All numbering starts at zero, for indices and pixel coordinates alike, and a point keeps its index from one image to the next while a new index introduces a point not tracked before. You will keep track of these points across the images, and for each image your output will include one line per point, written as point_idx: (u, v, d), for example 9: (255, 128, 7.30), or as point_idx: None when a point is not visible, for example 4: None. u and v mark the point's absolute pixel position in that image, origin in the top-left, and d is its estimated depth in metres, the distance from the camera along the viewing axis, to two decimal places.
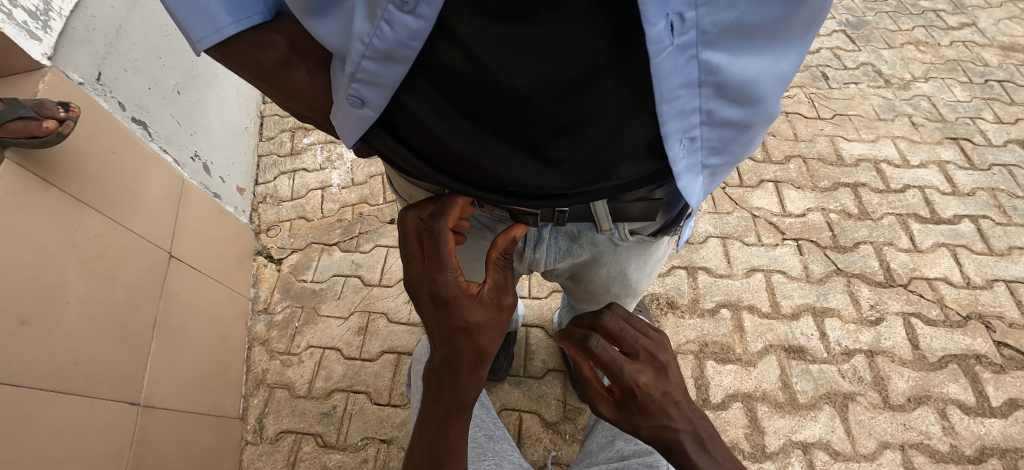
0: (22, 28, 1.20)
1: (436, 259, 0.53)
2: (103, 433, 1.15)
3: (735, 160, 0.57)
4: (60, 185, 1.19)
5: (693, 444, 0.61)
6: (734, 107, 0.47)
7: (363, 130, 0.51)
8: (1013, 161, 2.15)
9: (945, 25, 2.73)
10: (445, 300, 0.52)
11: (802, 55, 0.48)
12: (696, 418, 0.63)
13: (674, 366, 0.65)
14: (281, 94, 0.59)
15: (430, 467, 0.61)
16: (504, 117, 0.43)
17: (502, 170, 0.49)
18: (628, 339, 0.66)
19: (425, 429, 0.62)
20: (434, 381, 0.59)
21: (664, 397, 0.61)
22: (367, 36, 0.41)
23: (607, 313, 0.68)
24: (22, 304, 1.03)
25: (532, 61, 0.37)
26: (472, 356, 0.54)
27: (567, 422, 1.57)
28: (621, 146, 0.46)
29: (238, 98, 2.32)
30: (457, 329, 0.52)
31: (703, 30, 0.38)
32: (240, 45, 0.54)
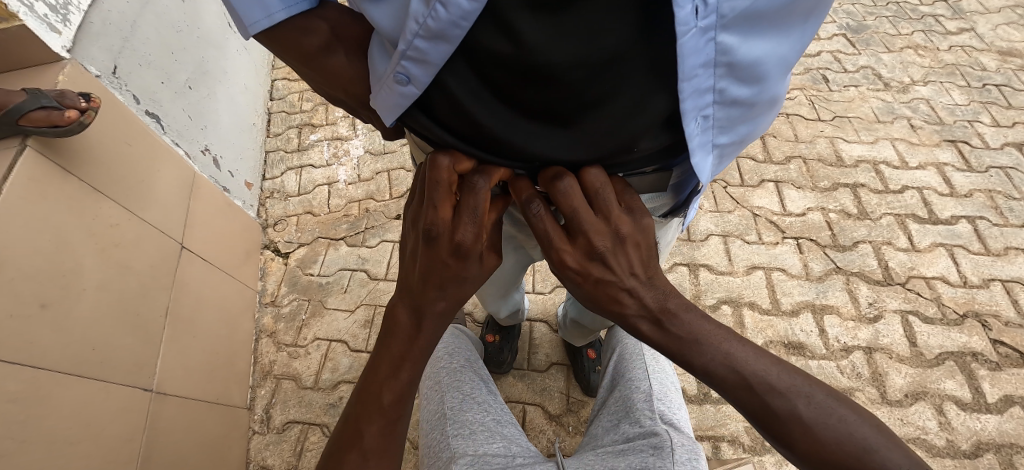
0: (43, 21, 1.23)
1: (474, 213, 0.52)
2: (117, 416, 1.17)
3: (742, 141, 0.61)
4: (78, 174, 1.22)
5: (646, 322, 0.53)
6: (744, 86, 0.51)
7: (403, 108, 0.55)
8: (1010, 164, 2.18)
9: (943, 30, 2.77)
10: (465, 253, 0.52)
11: (808, 40, 0.52)
12: (658, 297, 0.53)
13: (637, 247, 0.53)
14: (320, 77, 0.65)
15: (378, 399, 0.55)
16: (536, 95, 0.48)
17: (531, 143, 0.54)
18: (579, 219, 0.53)
19: (381, 360, 0.56)
20: (405, 318, 0.55)
21: (600, 284, 0.53)
22: (422, 15, 0.44)
23: (565, 179, 0.54)
24: (43, 288, 1.06)
25: (568, 43, 0.42)
26: (454, 303, 0.55)
27: (570, 414, 1.60)
28: (640, 123, 0.51)
29: (246, 95, 2.35)
30: (455, 277, 0.53)
31: (722, 14, 0.42)
32: (288, 30, 0.59)
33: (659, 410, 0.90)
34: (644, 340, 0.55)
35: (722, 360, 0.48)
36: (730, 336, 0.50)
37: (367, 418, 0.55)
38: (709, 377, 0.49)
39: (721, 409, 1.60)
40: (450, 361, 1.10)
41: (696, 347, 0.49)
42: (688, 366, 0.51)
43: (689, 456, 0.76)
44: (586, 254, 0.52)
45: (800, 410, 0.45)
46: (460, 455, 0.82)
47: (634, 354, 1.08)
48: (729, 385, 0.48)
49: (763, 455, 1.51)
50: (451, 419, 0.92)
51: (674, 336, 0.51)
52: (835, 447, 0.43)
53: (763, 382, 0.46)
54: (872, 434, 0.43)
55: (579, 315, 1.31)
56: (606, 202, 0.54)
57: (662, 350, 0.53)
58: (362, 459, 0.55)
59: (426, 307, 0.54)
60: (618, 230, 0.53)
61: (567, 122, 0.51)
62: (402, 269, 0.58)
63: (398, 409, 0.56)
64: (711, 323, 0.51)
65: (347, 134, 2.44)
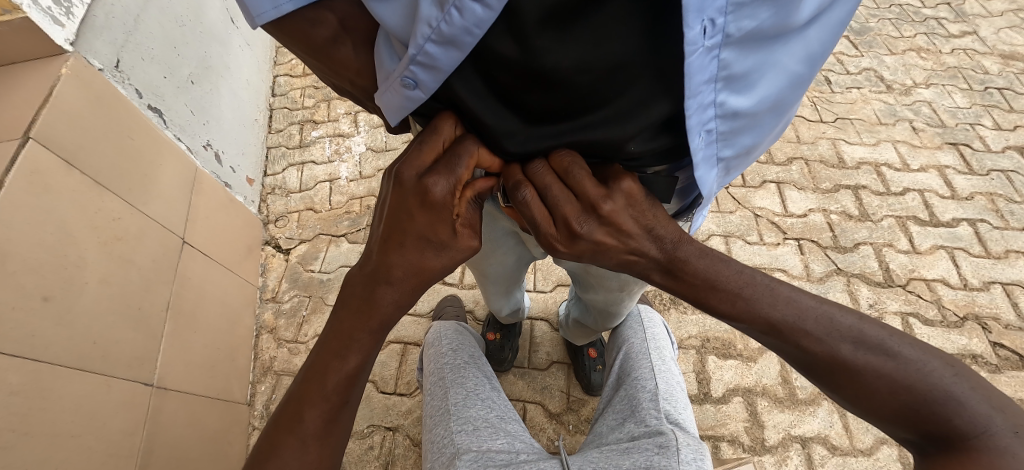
0: (47, 14, 1.22)
1: (451, 168, 0.53)
2: (118, 411, 1.17)
3: (747, 153, 0.61)
4: (81, 167, 1.22)
5: (658, 272, 0.56)
6: (747, 99, 0.51)
7: (409, 109, 0.56)
8: (1011, 167, 2.18)
9: (946, 33, 2.77)
10: (429, 203, 0.52)
11: (820, 59, 0.52)
12: (666, 252, 0.54)
13: (624, 215, 0.53)
14: (327, 67, 0.65)
15: (321, 376, 0.53)
16: (539, 98, 0.48)
17: (533, 145, 0.54)
18: (551, 199, 0.53)
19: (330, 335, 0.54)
20: (359, 292, 0.53)
21: (592, 253, 0.56)
22: (435, 20, 0.44)
23: (537, 165, 0.55)
24: (45, 281, 1.06)
25: (575, 49, 0.42)
26: (414, 282, 0.54)
27: (570, 413, 1.60)
28: (637, 129, 0.51)
29: (249, 91, 2.35)
30: (409, 234, 0.53)
31: (728, 33, 0.43)
32: (296, 20, 0.58)
33: (665, 410, 0.90)
34: (665, 287, 0.57)
35: (756, 312, 0.49)
36: (752, 274, 0.51)
37: (309, 403, 0.53)
38: (745, 325, 0.51)
39: (721, 408, 1.61)
40: (455, 357, 1.10)
41: (724, 298, 0.50)
42: (715, 313, 0.52)
43: (695, 456, 0.77)
44: (567, 235, 0.54)
45: (848, 358, 0.46)
46: (465, 451, 0.82)
47: (640, 352, 1.08)
48: (766, 333, 0.50)
49: (763, 455, 1.52)
50: (455, 415, 0.92)
51: (688, 284, 0.53)
52: (890, 394, 0.45)
53: (807, 334, 0.47)
54: (937, 376, 0.44)
55: (582, 314, 1.31)
56: (577, 178, 0.52)
57: (679, 295, 0.56)
58: (302, 443, 0.53)
59: (383, 278, 0.52)
60: (592, 204, 0.52)
61: (570, 125, 0.51)
62: (371, 228, 0.58)
63: (343, 395, 0.54)
64: (734, 267, 0.51)
65: (348, 131, 2.44)
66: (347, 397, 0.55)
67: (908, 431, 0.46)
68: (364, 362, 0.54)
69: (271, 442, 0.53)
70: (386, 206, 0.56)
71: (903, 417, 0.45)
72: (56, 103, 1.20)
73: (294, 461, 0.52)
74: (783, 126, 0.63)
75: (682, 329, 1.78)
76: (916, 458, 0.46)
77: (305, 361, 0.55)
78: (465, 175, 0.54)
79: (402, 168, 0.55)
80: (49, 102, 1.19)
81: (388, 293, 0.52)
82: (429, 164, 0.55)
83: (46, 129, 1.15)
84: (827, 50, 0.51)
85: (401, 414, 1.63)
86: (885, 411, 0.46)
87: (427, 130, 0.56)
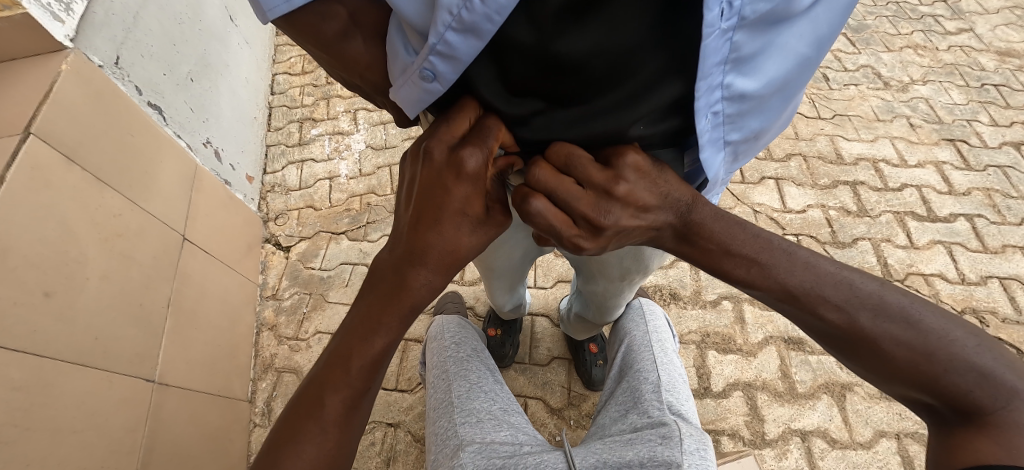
0: (46, 10, 1.21)
1: (485, 143, 0.53)
2: (120, 407, 1.17)
3: (754, 137, 0.61)
4: (81, 163, 1.21)
5: (674, 238, 0.56)
6: (757, 82, 0.52)
7: (428, 101, 0.57)
8: (1008, 163, 2.20)
9: (943, 30, 2.78)
10: (470, 176, 0.52)
11: (828, 42, 0.52)
12: (679, 216, 0.54)
13: (639, 193, 0.52)
14: (336, 61, 0.64)
15: (343, 358, 0.50)
16: (553, 82, 0.49)
17: (544, 126, 0.55)
18: (564, 198, 0.52)
19: (354, 317, 0.52)
20: (391, 275, 0.52)
21: (619, 237, 0.54)
22: (454, 7, 0.44)
23: (535, 171, 0.53)
24: (46, 276, 1.06)
25: (589, 34, 0.43)
26: (450, 262, 0.52)
27: (571, 408, 1.61)
28: (647, 112, 0.52)
29: (248, 89, 2.35)
30: (448, 210, 0.52)
31: (744, 16, 0.44)
32: (306, 15, 0.56)
33: (668, 401, 0.91)
34: (682, 254, 0.58)
35: (773, 279, 0.50)
36: (773, 240, 0.51)
37: (328, 386, 0.50)
38: (763, 291, 0.51)
39: (722, 402, 1.62)
40: (458, 350, 1.10)
41: (740, 264, 0.51)
42: (731, 279, 0.53)
43: (697, 447, 0.78)
44: (590, 226, 0.53)
45: (867, 328, 0.46)
46: (468, 442, 0.83)
47: (641, 345, 1.09)
48: (783, 300, 0.50)
49: (763, 448, 1.53)
50: (458, 407, 0.93)
51: (704, 249, 0.53)
52: (909, 364, 0.45)
53: (824, 302, 0.47)
54: (959, 345, 0.44)
55: (583, 308, 1.31)
56: (579, 170, 0.52)
57: (694, 262, 0.56)
58: (323, 431, 0.49)
59: (420, 257, 0.51)
60: (606, 190, 0.51)
61: (581, 109, 0.52)
62: (396, 215, 0.57)
63: (366, 380, 0.51)
64: (751, 232, 0.52)
65: (348, 129, 2.44)
66: (370, 382, 0.52)
67: (923, 398, 0.46)
68: (391, 344, 0.51)
69: (288, 427, 0.50)
70: (416, 185, 0.55)
71: (919, 385, 0.45)
72: (57, 99, 1.20)
73: (310, 452, 0.48)
74: (791, 110, 0.64)
75: (681, 324, 1.78)
76: (937, 421, 0.47)
77: (328, 344, 0.52)
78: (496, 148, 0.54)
79: (432, 144, 0.54)
80: (50, 98, 1.19)
81: (426, 274, 0.51)
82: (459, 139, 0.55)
83: (46, 125, 1.15)
84: (835, 33, 0.51)
85: (403, 410, 1.63)
86: (904, 381, 0.46)
87: (450, 111, 0.56)
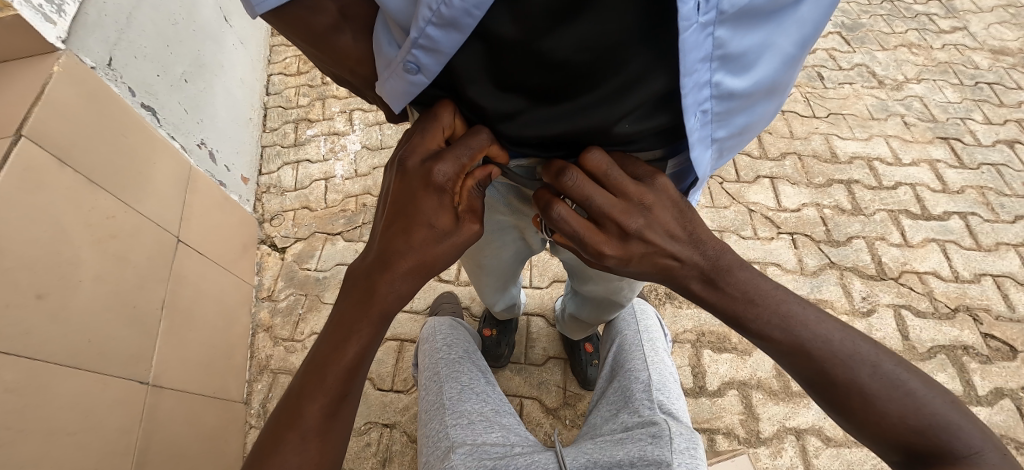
0: (37, 11, 1.21)
1: (458, 153, 0.55)
2: (114, 408, 1.17)
3: (741, 133, 0.62)
4: (74, 165, 1.21)
5: (698, 283, 0.54)
6: (740, 79, 0.52)
7: (413, 94, 0.57)
8: (1001, 161, 2.21)
9: (937, 29, 2.79)
10: (436, 186, 0.53)
11: (810, 40, 0.53)
12: (706, 260, 0.53)
13: (661, 213, 0.54)
14: (326, 56, 0.64)
15: (321, 366, 0.50)
16: (536, 76, 0.49)
17: (531, 122, 0.56)
18: (597, 205, 0.54)
19: (331, 324, 0.52)
20: (363, 281, 0.52)
21: (644, 257, 0.54)
22: (434, 3, 0.44)
23: (568, 177, 0.54)
24: (39, 278, 1.06)
25: (574, 31, 0.43)
26: (420, 269, 0.52)
27: (567, 408, 1.61)
28: (632, 107, 0.52)
29: (243, 89, 2.34)
30: (417, 220, 0.52)
31: (722, 10, 0.44)
32: (296, 9, 0.56)
33: (659, 400, 0.91)
34: (695, 299, 0.56)
35: (788, 331, 0.49)
36: (787, 295, 0.51)
37: (309, 394, 0.49)
38: (771, 340, 0.50)
39: (717, 401, 1.62)
40: (449, 352, 1.10)
41: (760, 315, 0.49)
42: (745, 329, 0.51)
43: (687, 445, 0.78)
44: (620, 237, 0.54)
45: (864, 384, 0.46)
46: (459, 444, 0.83)
47: (633, 344, 1.09)
48: (789, 352, 0.49)
49: (757, 447, 1.53)
50: (449, 409, 0.93)
51: (727, 295, 0.51)
52: (899, 420, 0.45)
53: (828, 356, 0.47)
54: (939, 406, 0.45)
55: (577, 308, 1.31)
56: (619, 183, 0.54)
57: (711, 309, 0.54)
58: (302, 439, 0.49)
59: (388, 264, 0.51)
60: (640, 204, 0.54)
61: (566, 104, 0.53)
62: (373, 225, 0.58)
63: (344, 386, 0.50)
64: (769, 284, 0.51)
65: (343, 130, 2.43)
66: (350, 389, 0.51)
67: (898, 453, 0.47)
68: (366, 350, 0.51)
69: (271, 438, 0.50)
70: (390, 196, 0.57)
71: (905, 442, 0.45)
72: (50, 100, 1.20)
73: (295, 460, 0.48)
74: (777, 108, 0.64)
75: (677, 323, 1.79)
76: None
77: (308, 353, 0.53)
78: (470, 163, 0.56)
79: (405, 157, 0.57)
80: (41, 99, 1.18)
81: (393, 279, 0.50)
82: (433, 151, 0.57)
83: (39, 126, 1.15)
84: (817, 30, 0.52)
85: (399, 411, 1.63)
86: (890, 441, 0.46)
87: (427, 118, 0.58)
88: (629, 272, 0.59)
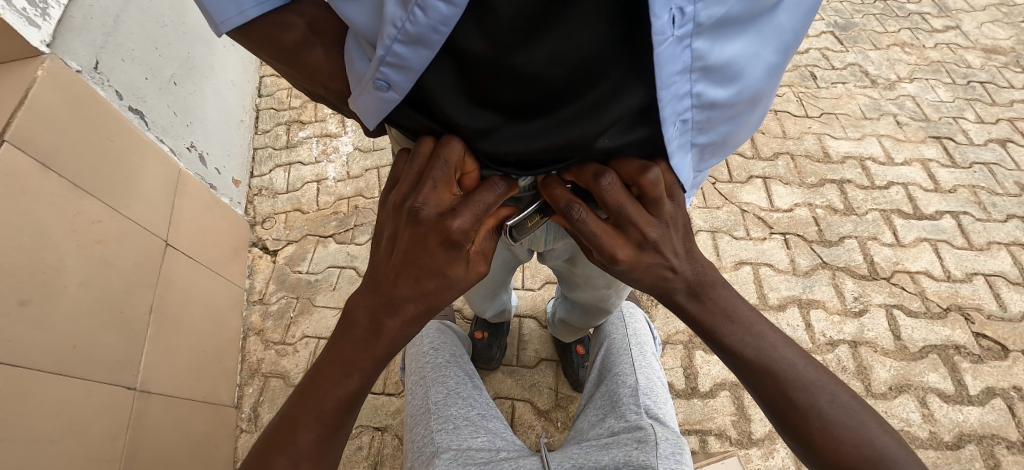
0: (22, 15, 1.20)
1: (477, 206, 0.52)
2: (99, 415, 1.16)
3: (723, 141, 0.62)
4: (58, 170, 1.20)
5: (685, 296, 0.58)
6: (722, 89, 0.52)
7: (387, 111, 0.56)
8: (993, 160, 2.21)
9: (929, 28, 2.80)
10: (454, 242, 0.51)
11: (790, 48, 0.53)
12: (697, 276, 0.58)
13: (675, 228, 0.57)
14: (298, 72, 0.63)
15: (316, 398, 0.53)
16: (510, 93, 0.48)
17: (508, 143, 0.54)
18: (627, 215, 0.54)
19: (328, 359, 0.54)
20: (364, 321, 0.53)
21: (651, 268, 0.56)
22: (398, 20, 0.44)
23: (607, 177, 0.54)
24: (23, 285, 1.05)
25: (545, 45, 0.42)
26: (425, 312, 0.54)
27: (559, 410, 1.61)
28: (610, 123, 0.51)
29: (234, 91, 2.33)
30: (435, 274, 0.51)
31: (699, 22, 0.43)
32: (263, 25, 0.58)
33: (645, 405, 0.90)
34: (676, 311, 0.60)
35: (758, 351, 0.55)
36: (761, 320, 0.57)
37: (303, 423, 0.53)
38: (747, 362, 0.55)
39: (709, 402, 1.62)
40: (435, 356, 1.09)
41: (736, 333, 0.56)
42: (720, 344, 0.57)
43: (673, 450, 0.78)
44: (637, 245, 0.55)
45: (824, 409, 0.53)
46: (443, 450, 0.82)
47: (621, 348, 1.09)
48: (760, 375, 0.55)
49: (749, 448, 1.53)
50: (435, 414, 0.92)
51: (711, 311, 0.57)
52: (852, 448, 0.51)
53: (794, 380, 0.54)
54: (882, 440, 0.52)
55: (567, 313, 1.31)
56: (658, 200, 0.55)
57: (688, 319, 0.59)
58: (294, 463, 0.53)
59: (394, 311, 0.52)
60: (664, 220, 0.56)
61: (543, 120, 0.51)
62: (374, 258, 0.56)
63: (336, 418, 0.55)
64: (747, 306, 0.58)
65: (336, 132, 2.43)
66: (342, 416, 0.55)
67: None
68: (362, 384, 0.54)
69: (263, 457, 0.54)
70: (399, 242, 0.53)
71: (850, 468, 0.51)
72: (33, 104, 1.18)
73: None
74: (760, 117, 0.64)
75: (669, 324, 1.79)
76: None
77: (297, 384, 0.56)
78: (486, 216, 0.54)
79: (417, 207, 0.51)
80: (25, 103, 1.17)
81: (402, 323, 0.52)
82: (448, 202, 0.53)
83: (23, 131, 1.14)
84: (796, 37, 0.52)
85: (390, 414, 1.63)
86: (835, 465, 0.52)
87: (435, 157, 0.52)
88: (617, 275, 0.60)
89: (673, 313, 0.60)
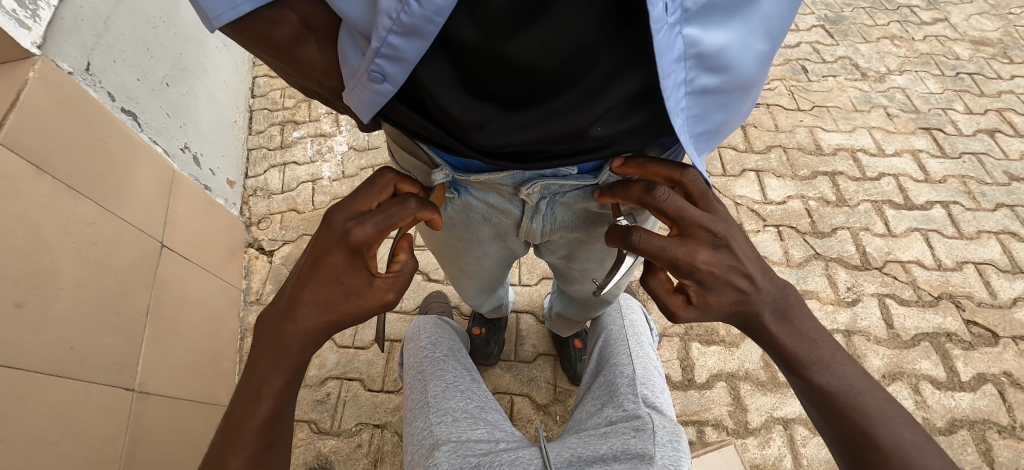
0: (12, 16, 1.18)
1: (382, 218, 0.56)
2: (98, 416, 1.16)
3: (719, 131, 0.62)
4: (51, 171, 1.20)
5: (771, 316, 0.55)
6: (716, 77, 0.53)
7: (381, 105, 0.56)
8: (982, 149, 2.24)
9: (919, 20, 2.82)
10: (353, 248, 0.54)
11: (779, 35, 0.54)
12: (778, 292, 0.56)
13: (739, 236, 0.57)
14: (292, 68, 0.65)
15: (233, 421, 0.52)
16: (506, 83, 0.49)
17: (505, 135, 0.54)
18: (688, 214, 0.57)
19: (248, 379, 0.53)
20: (268, 330, 0.53)
21: (731, 270, 0.55)
22: (394, 11, 0.44)
23: (659, 189, 0.59)
24: (19, 288, 1.05)
25: (537, 34, 0.43)
26: (322, 323, 0.54)
27: (556, 404, 1.62)
28: (603, 110, 0.52)
29: (227, 92, 2.32)
30: (328, 278, 0.54)
31: (687, 8, 0.44)
32: (255, 21, 0.56)
33: (642, 394, 0.92)
34: (757, 333, 0.57)
35: (842, 381, 0.52)
36: (842, 349, 0.54)
37: (229, 448, 0.52)
38: (830, 390, 0.52)
39: (705, 393, 1.63)
40: (433, 350, 1.10)
41: (819, 359, 0.53)
42: (802, 373, 0.54)
43: (670, 438, 0.78)
44: (710, 245, 0.55)
45: (906, 449, 0.49)
46: (443, 442, 0.83)
47: (618, 340, 1.10)
48: (838, 406, 0.51)
49: (746, 437, 1.55)
50: (433, 407, 0.93)
51: (796, 334, 0.54)
52: None
53: (875, 414, 0.51)
54: None
55: (564, 307, 1.32)
56: (706, 197, 0.60)
57: (776, 348, 0.55)
58: None
59: (289, 315, 0.53)
60: (722, 215, 0.59)
61: (536, 111, 0.52)
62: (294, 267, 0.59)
63: (264, 437, 0.53)
64: (826, 332, 0.55)
65: (330, 131, 2.43)
66: (268, 443, 0.54)
67: None
68: (278, 405, 0.54)
69: None
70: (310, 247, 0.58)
71: None
72: (25, 106, 1.18)
73: None
74: (751, 106, 0.65)
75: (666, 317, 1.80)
76: None
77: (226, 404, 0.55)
78: (391, 229, 0.56)
79: (332, 212, 0.58)
80: (18, 104, 1.16)
81: (293, 331, 0.52)
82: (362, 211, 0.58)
83: (17, 133, 1.13)
84: (784, 25, 0.53)
85: (389, 411, 1.64)
86: None
87: (366, 182, 0.61)
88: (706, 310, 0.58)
89: (756, 338, 0.58)
